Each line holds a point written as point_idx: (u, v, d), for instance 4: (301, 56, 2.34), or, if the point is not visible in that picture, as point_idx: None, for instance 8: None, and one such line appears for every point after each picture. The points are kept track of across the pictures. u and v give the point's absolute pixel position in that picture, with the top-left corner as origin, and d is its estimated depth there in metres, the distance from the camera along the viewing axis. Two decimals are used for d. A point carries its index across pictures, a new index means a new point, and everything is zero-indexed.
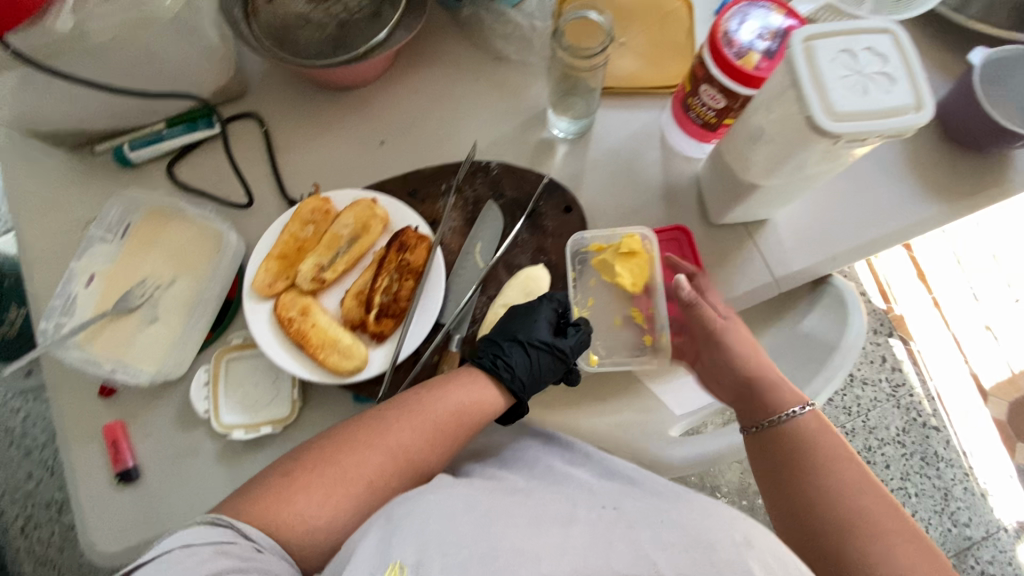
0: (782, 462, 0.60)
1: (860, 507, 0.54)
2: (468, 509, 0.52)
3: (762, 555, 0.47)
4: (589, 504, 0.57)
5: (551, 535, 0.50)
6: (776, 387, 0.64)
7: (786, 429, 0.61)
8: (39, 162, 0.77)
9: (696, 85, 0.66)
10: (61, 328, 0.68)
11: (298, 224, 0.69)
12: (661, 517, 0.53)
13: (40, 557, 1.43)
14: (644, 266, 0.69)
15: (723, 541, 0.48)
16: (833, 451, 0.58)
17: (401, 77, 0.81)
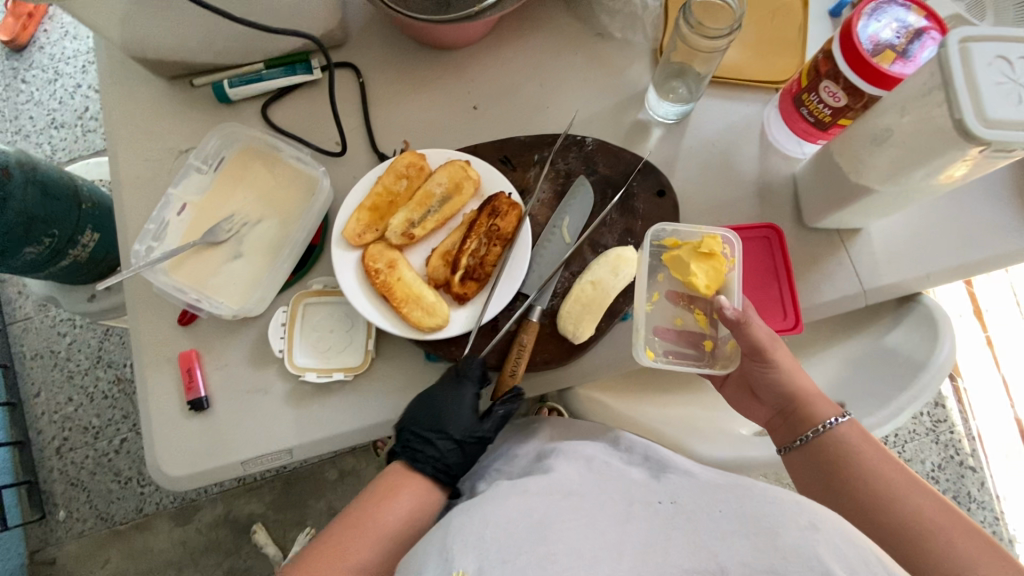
0: (831, 474, 0.58)
1: (914, 511, 0.53)
2: (523, 516, 0.50)
3: (831, 540, 0.43)
4: (644, 499, 0.53)
5: (609, 534, 0.48)
6: (811, 399, 0.62)
7: (826, 443, 0.59)
8: (138, 88, 0.78)
9: (816, 80, 0.64)
10: (152, 252, 0.69)
11: (392, 177, 0.68)
12: (719, 505, 0.49)
13: (71, 479, 1.46)
14: (721, 269, 0.63)
15: (788, 523, 0.44)
16: (875, 454, 0.57)
17: (501, 43, 0.80)
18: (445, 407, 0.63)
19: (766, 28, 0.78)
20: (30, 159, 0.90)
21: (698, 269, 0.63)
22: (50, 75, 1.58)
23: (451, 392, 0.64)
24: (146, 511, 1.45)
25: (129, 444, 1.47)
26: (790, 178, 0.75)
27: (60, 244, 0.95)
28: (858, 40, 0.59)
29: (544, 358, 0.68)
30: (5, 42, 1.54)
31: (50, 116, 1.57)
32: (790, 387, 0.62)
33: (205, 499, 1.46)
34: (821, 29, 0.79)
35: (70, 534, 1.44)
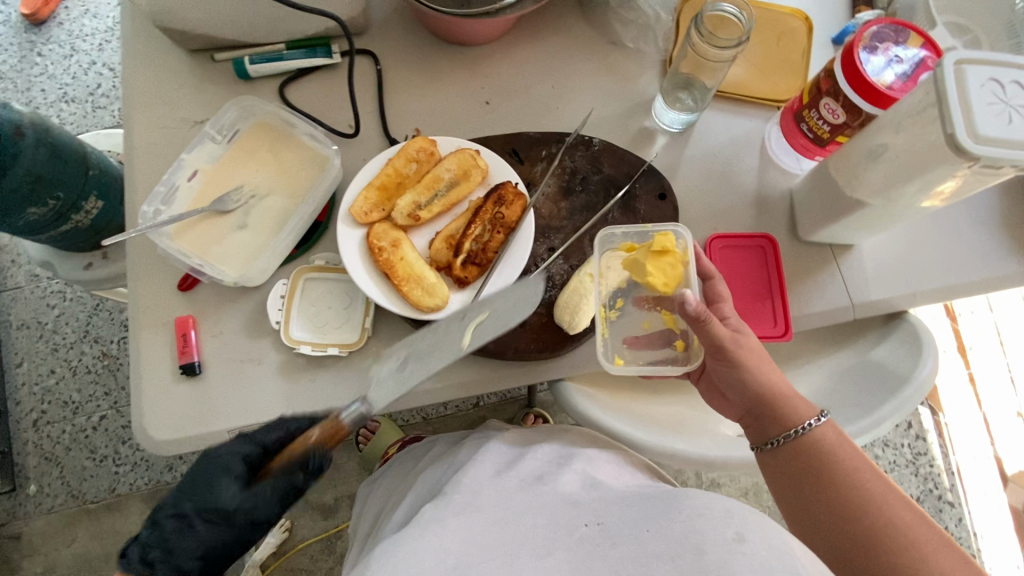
0: (808, 472, 0.60)
1: (881, 504, 0.56)
2: (440, 561, 0.53)
3: (753, 552, 0.49)
4: (569, 520, 0.57)
5: (527, 570, 0.52)
6: (790, 398, 0.62)
7: (804, 443, 0.61)
8: (160, 58, 0.79)
9: (817, 97, 0.67)
10: (159, 215, 0.70)
11: (403, 160, 0.70)
12: (648, 526, 0.54)
13: (45, 453, 1.43)
14: (676, 265, 0.63)
15: (712, 540, 0.50)
16: (847, 450, 0.60)
17: (517, 44, 0.82)
18: (206, 487, 0.54)
19: (771, 49, 0.81)
20: (43, 121, 0.90)
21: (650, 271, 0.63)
22: (66, 51, 1.60)
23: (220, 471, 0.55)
24: (119, 491, 1.42)
25: (108, 421, 1.45)
26: (787, 192, 0.77)
27: (64, 207, 0.95)
28: (859, 60, 0.61)
29: (538, 346, 0.69)
30: (26, 15, 1.56)
31: (62, 90, 1.58)
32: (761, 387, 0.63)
33: (180, 483, 1.44)
34: (823, 54, 0.83)
35: (39, 509, 1.41)
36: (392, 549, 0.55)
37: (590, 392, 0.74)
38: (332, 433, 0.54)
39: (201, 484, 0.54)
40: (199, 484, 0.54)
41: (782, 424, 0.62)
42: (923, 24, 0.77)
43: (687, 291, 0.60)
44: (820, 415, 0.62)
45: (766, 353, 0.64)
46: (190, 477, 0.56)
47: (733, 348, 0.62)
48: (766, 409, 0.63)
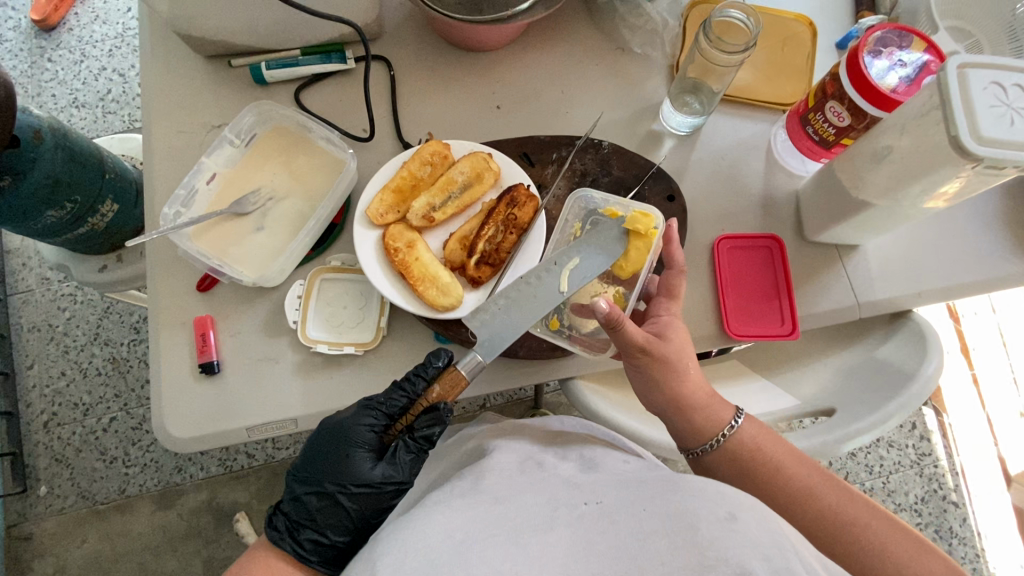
0: (739, 476, 0.61)
1: (809, 492, 0.59)
2: (447, 537, 0.50)
3: (747, 530, 0.45)
4: (570, 501, 0.54)
5: (531, 546, 0.48)
6: (707, 404, 0.64)
7: (729, 448, 0.62)
8: (178, 64, 0.81)
9: (823, 100, 0.68)
10: (179, 218, 0.72)
11: (417, 163, 0.71)
12: (644, 505, 0.51)
13: (56, 455, 1.44)
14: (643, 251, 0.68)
15: (708, 518, 0.46)
16: (766, 444, 0.62)
17: (526, 49, 0.84)
18: (348, 465, 0.65)
19: (776, 54, 0.83)
20: (61, 126, 0.92)
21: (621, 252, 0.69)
22: (77, 57, 1.62)
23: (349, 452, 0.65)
24: (129, 492, 1.43)
25: (118, 423, 1.46)
26: (792, 194, 0.78)
27: (81, 211, 0.97)
28: (864, 65, 0.63)
29: (550, 345, 0.71)
30: (37, 21, 1.58)
31: (72, 95, 1.60)
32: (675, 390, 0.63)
33: (189, 484, 1.45)
34: (827, 59, 0.84)
35: (49, 510, 1.42)
36: (396, 530, 0.53)
37: (600, 391, 0.75)
38: (455, 382, 0.62)
39: (343, 465, 0.65)
40: (341, 467, 0.65)
41: (704, 434, 0.63)
42: (924, 29, 0.79)
43: (601, 300, 0.59)
44: (737, 416, 0.64)
45: (689, 353, 0.64)
46: (327, 462, 0.66)
47: (649, 355, 0.62)
48: (685, 421, 0.64)
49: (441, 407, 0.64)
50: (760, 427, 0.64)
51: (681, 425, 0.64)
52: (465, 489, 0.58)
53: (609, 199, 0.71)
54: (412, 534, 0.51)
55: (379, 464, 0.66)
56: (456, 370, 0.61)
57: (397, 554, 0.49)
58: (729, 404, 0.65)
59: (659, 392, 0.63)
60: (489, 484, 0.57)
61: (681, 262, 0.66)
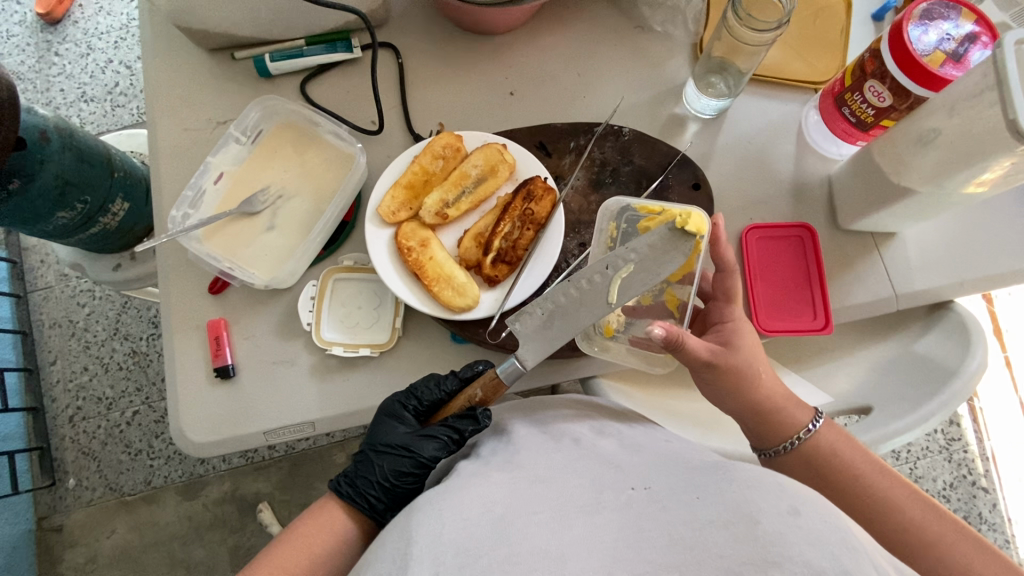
0: (816, 480, 0.58)
1: (889, 502, 0.56)
2: (484, 514, 0.46)
3: (812, 526, 0.42)
4: (615, 484, 0.49)
5: (573, 529, 0.44)
6: (784, 408, 0.61)
7: (805, 451, 0.59)
8: (180, 58, 0.79)
9: (861, 79, 0.63)
10: (187, 219, 0.70)
11: (429, 157, 0.68)
12: (696, 492, 0.47)
13: (83, 448, 1.47)
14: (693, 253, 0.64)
15: (769, 510, 0.43)
16: (848, 450, 0.59)
17: (540, 31, 0.80)
18: (381, 425, 0.66)
19: (807, 28, 0.78)
20: (67, 126, 0.91)
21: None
22: (83, 50, 1.60)
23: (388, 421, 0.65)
24: (154, 484, 1.46)
25: (140, 416, 1.49)
26: (825, 180, 0.74)
27: (91, 210, 0.96)
28: (908, 39, 0.58)
29: (570, 345, 0.68)
30: (41, 14, 1.56)
31: (80, 90, 1.59)
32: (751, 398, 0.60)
33: (212, 476, 1.47)
34: (862, 33, 0.79)
35: (78, 502, 1.45)
36: (434, 502, 0.49)
37: (625, 390, 0.73)
38: (493, 384, 0.61)
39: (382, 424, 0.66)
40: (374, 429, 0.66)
41: (780, 436, 0.61)
42: None
43: (656, 328, 0.55)
44: (815, 420, 0.61)
45: (762, 357, 0.61)
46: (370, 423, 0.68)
47: (717, 368, 0.59)
48: (761, 424, 0.61)
49: (476, 410, 0.62)
50: (839, 432, 0.61)
51: (755, 427, 0.61)
52: (503, 467, 0.53)
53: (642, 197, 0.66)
54: (447, 512, 0.47)
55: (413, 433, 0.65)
56: (491, 374, 0.60)
57: (433, 529, 0.46)
58: (805, 406, 0.62)
59: (730, 400, 0.61)
60: (528, 463, 0.53)
61: (732, 263, 0.62)
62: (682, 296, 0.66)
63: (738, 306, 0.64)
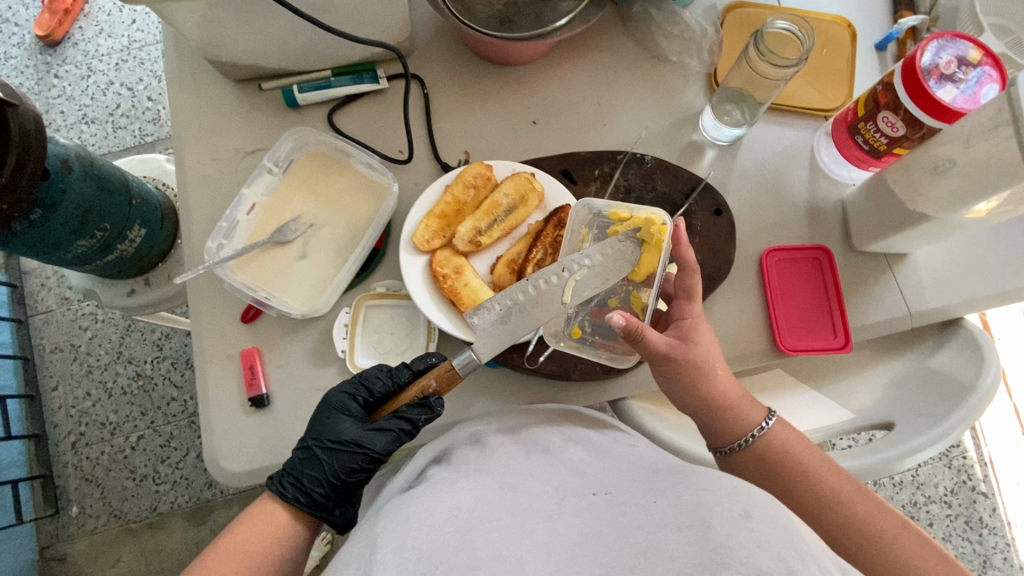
0: (767, 477, 0.60)
1: (836, 499, 0.56)
2: (448, 518, 0.47)
3: (763, 530, 0.43)
4: (577, 489, 0.50)
5: (538, 531, 0.46)
6: (738, 405, 0.62)
7: (758, 449, 0.60)
8: (207, 89, 0.79)
9: (875, 110, 0.67)
10: (222, 250, 0.70)
11: (461, 186, 0.70)
12: (654, 497, 0.48)
13: (86, 474, 1.44)
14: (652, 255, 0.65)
15: (721, 514, 0.44)
16: (797, 448, 0.60)
17: (559, 61, 0.82)
18: (329, 420, 0.65)
19: (816, 58, 0.81)
20: (88, 155, 0.91)
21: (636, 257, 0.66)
22: (83, 72, 1.59)
23: (334, 415, 0.65)
24: (160, 510, 1.44)
25: (145, 441, 1.46)
26: (838, 203, 0.77)
27: (110, 238, 0.95)
28: (921, 74, 0.61)
29: (603, 368, 0.70)
30: (41, 37, 1.56)
31: (81, 112, 1.58)
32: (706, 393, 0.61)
33: (219, 500, 1.45)
34: (867, 63, 0.83)
35: (82, 530, 1.42)
36: (402, 508, 0.49)
37: (652, 410, 0.75)
38: (448, 376, 0.61)
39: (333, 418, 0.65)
40: (320, 423, 0.65)
41: (734, 433, 0.62)
42: (969, 31, 0.77)
43: (613, 316, 0.58)
44: (765, 418, 0.62)
45: (715, 354, 0.62)
46: (315, 417, 0.66)
47: (675, 361, 0.61)
48: (717, 420, 0.62)
49: (429, 399, 0.63)
50: (790, 431, 0.62)
51: (711, 425, 0.62)
52: (470, 475, 0.53)
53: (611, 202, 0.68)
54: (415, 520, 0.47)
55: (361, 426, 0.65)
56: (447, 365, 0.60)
57: (398, 536, 0.46)
58: (759, 405, 0.63)
59: (687, 395, 0.62)
60: (497, 470, 0.53)
61: (691, 262, 0.64)
62: (647, 298, 0.67)
63: (699, 303, 0.64)
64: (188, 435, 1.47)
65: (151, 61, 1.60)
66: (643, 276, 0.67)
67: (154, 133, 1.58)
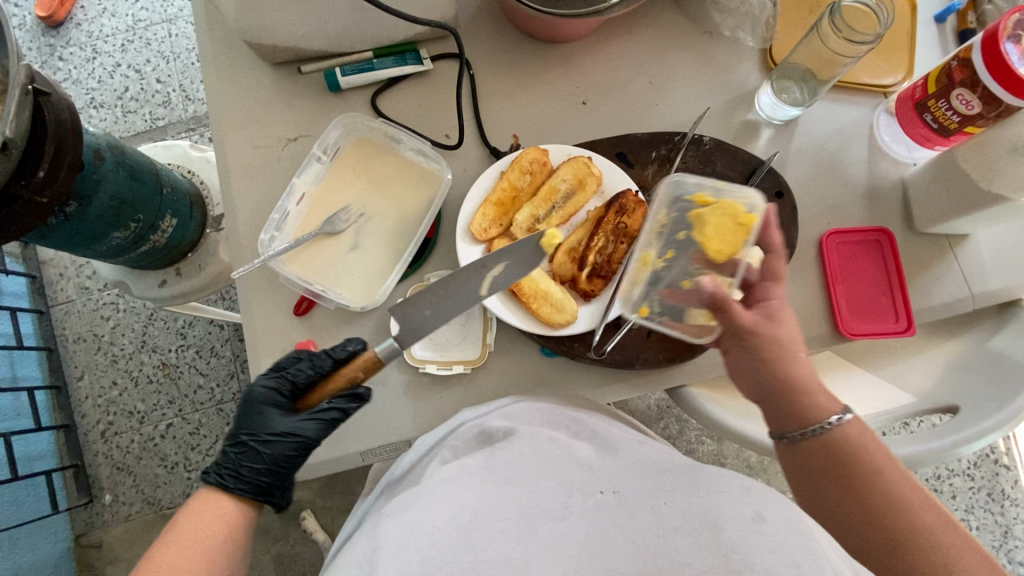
0: (828, 469, 0.53)
1: (903, 504, 0.50)
2: (452, 520, 0.47)
3: (774, 532, 0.43)
4: (585, 487, 0.51)
5: (542, 532, 0.46)
6: (812, 393, 0.55)
7: (828, 440, 0.54)
8: (245, 74, 0.76)
9: (948, 87, 0.65)
10: (274, 242, 0.69)
11: (517, 172, 0.68)
12: (664, 498, 0.49)
13: (118, 463, 1.33)
14: (738, 237, 0.59)
15: (732, 518, 0.44)
16: (873, 449, 0.53)
17: (608, 38, 0.79)
18: (259, 414, 0.63)
19: None
20: (117, 143, 0.88)
21: (709, 228, 0.60)
22: (88, 54, 1.51)
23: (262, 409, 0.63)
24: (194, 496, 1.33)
25: (175, 430, 1.35)
26: (899, 184, 0.75)
27: (143, 229, 0.93)
28: (1004, 49, 0.59)
29: (665, 356, 0.69)
30: (43, 18, 1.47)
31: (88, 95, 1.50)
32: (784, 375, 0.55)
33: None
34: (926, 37, 0.80)
35: (116, 518, 1.32)
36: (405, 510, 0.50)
37: (712, 396, 0.75)
38: (372, 366, 0.56)
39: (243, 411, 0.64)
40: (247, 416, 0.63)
41: (802, 421, 0.55)
42: None
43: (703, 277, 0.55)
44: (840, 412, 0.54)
45: (798, 339, 0.57)
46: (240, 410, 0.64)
47: (761, 337, 0.56)
48: (787, 405, 0.55)
49: (357, 389, 0.60)
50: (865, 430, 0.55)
51: (779, 408, 0.56)
52: (472, 467, 0.54)
53: (700, 184, 0.62)
54: (415, 521, 0.48)
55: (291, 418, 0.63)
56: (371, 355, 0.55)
57: (402, 535, 0.46)
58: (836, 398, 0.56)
59: (762, 374, 0.56)
60: (504, 467, 0.53)
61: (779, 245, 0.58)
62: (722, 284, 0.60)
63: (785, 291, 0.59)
64: (219, 423, 1.35)
65: (159, 40, 1.52)
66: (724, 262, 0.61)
67: (165, 117, 1.49)
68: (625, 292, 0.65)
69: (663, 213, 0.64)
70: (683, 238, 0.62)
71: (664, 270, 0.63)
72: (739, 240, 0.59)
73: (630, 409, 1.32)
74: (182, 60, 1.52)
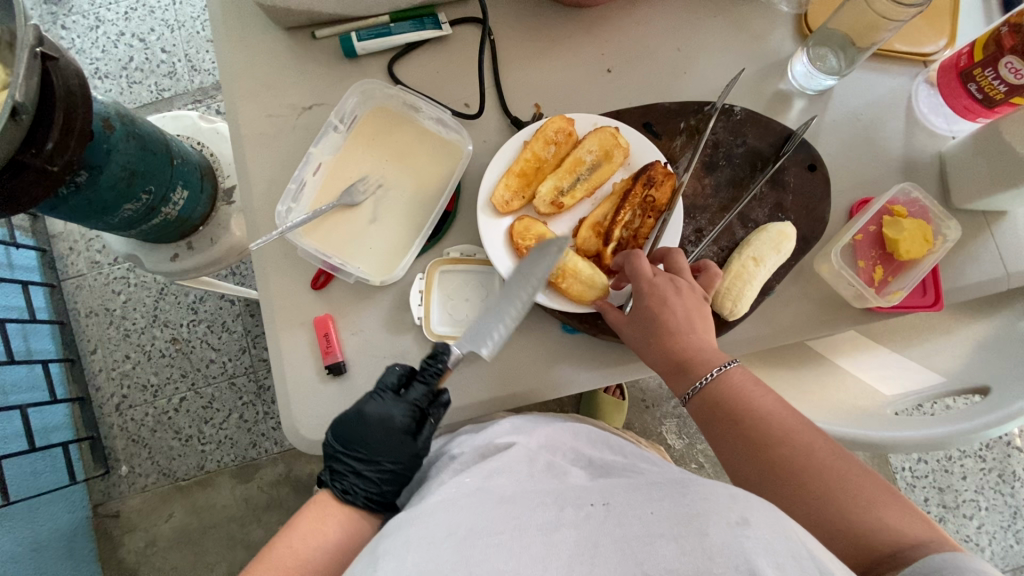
0: (723, 419, 0.56)
1: (814, 452, 0.51)
2: (446, 537, 0.45)
3: (761, 534, 0.40)
4: (575, 502, 0.49)
5: (532, 547, 0.43)
6: (694, 347, 0.59)
7: (717, 388, 0.57)
8: (258, 39, 0.73)
9: (997, 56, 0.62)
10: (291, 214, 0.68)
11: (541, 143, 0.67)
12: (652, 507, 0.45)
13: (133, 435, 1.34)
14: (925, 248, 0.66)
15: (716, 520, 0.41)
16: (747, 395, 0.56)
17: (635, 2, 0.76)
18: (356, 432, 0.62)
19: None
20: (127, 112, 0.85)
21: (905, 233, 0.65)
22: (92, 22, 1.47)
23: (361, 417, 0.62)
24: (208, 468, 1.33)
25: (189, 403, 1.34)
26: (935, 158, 0.73)
27: (155, 201, 0.91)
28: None
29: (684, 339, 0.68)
30: None
31: (93, 66, 1.46)
32: (656, 328, 0.60)
33: (265, 458, 1.34)
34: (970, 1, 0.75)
35: (133, 488, 1.33)
36: (403, 529, 0.48)
37: None
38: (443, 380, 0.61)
39: (349, 424, 0.62)
40: (351, 436, 0.62)
41: (695, 371, 0.59)
42: None
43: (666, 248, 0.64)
44: (726, 361, 0.58)
45: (697, 304, 0.60)
46: (341, 426, 0.63)
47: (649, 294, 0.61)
48: (656, 340, 0.61)
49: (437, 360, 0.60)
50: (750, 377, 0.58)
51: (658, 353, 0.61)
52: (469, 486, 0.53)
53: (924, 196, 0.68)
54: (412, 542, 0.45)
55: (392, 406, 0.61)
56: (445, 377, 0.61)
57: (398, 555, 0.44)
58: (722, 353, 0.60)
59: (626, 326, 0.63)
60: (495, 487, 0.52)
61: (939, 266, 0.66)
62: (896, 280, 0.68)
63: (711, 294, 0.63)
64: (231, 398, 1.35)
65: (163, 8, 1.48)
66: (905, 262, 0.68)
67: (171, 88, 1.46)
68: (826, 246, 0.70)
69: (870, 205, 0.68)
70: (873, 231, 0.69)
71: (851, 246, 0.69)
72: (927, 250, 0.66)
73: (641, 388, 1.30)
74: (187, 29, 1.47)
